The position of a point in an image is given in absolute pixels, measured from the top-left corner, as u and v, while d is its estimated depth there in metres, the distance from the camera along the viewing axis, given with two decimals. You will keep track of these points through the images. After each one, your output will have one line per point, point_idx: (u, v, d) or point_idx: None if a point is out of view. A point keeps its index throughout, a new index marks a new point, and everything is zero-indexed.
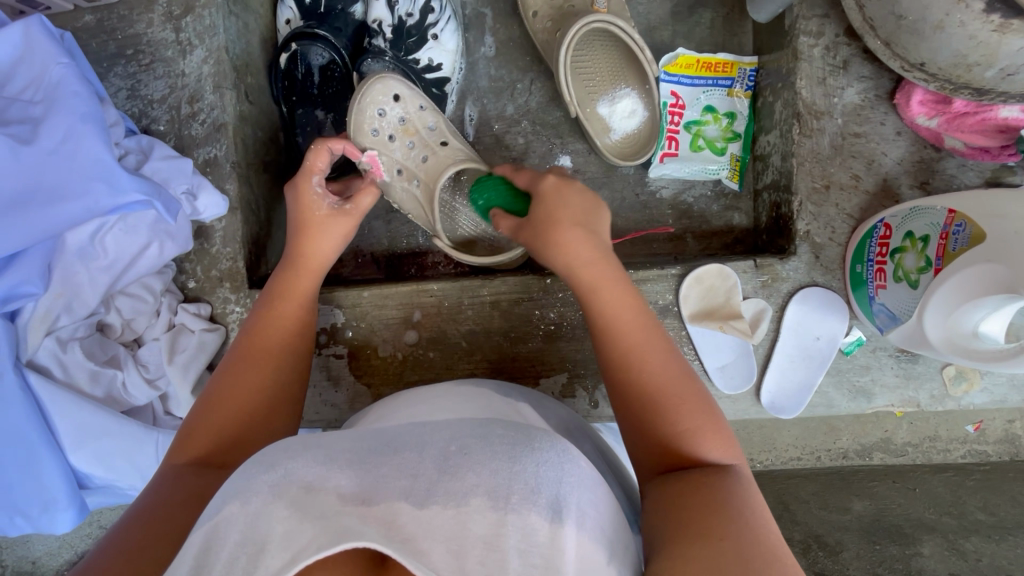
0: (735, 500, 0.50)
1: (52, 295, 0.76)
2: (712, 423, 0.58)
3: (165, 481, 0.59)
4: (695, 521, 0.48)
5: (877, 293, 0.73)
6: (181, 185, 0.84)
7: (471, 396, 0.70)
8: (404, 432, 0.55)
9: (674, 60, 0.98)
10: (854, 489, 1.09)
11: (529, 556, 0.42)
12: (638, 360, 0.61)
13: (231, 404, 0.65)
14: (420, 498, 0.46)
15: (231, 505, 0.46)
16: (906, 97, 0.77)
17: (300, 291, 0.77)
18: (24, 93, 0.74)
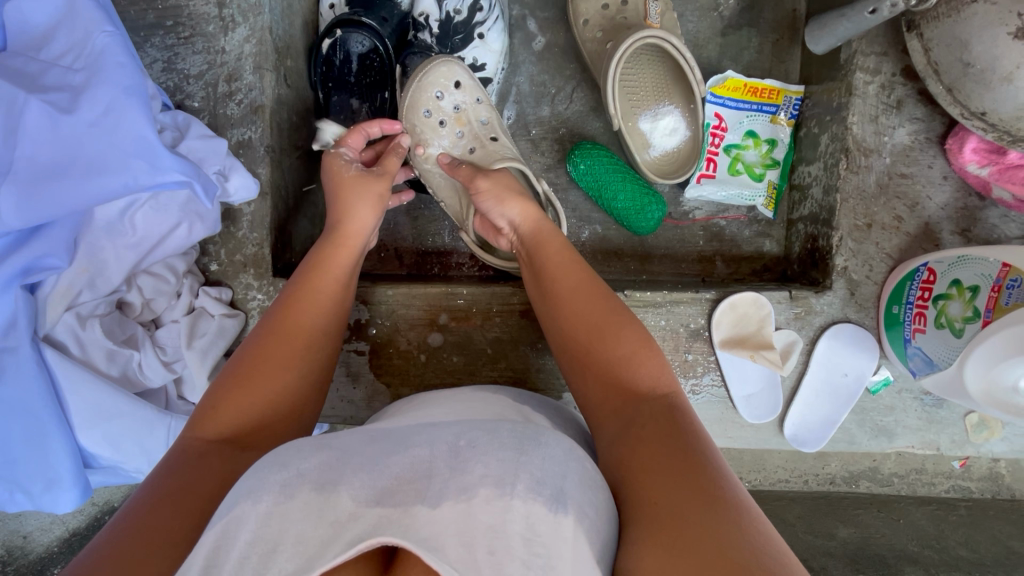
0: (690, 440, 0.54)
1: (76, 270, 0.74)
2: (659, 364, 0.62)
3: (178, 458, 0.55)
4: (653, 469, 0.51)
5: (914, 337, 0.73)
6: (214, 165, 0.81)
7: (485, 398, 0.67)
8: (413, 431, 0.52)
9: (722, 82, 0.97)
10: (839, 516, 1.05)
11: (534, 545, 0.41)
12: (573, 317, 0.67)
13: (256, 381, 0.62)
14: (433, 498, 0.43)
15: (243, 504, 0.44)
16: (959, 144, 0.77)
17: (338, 267, 0.73)
18: (64, 58, 0.71)
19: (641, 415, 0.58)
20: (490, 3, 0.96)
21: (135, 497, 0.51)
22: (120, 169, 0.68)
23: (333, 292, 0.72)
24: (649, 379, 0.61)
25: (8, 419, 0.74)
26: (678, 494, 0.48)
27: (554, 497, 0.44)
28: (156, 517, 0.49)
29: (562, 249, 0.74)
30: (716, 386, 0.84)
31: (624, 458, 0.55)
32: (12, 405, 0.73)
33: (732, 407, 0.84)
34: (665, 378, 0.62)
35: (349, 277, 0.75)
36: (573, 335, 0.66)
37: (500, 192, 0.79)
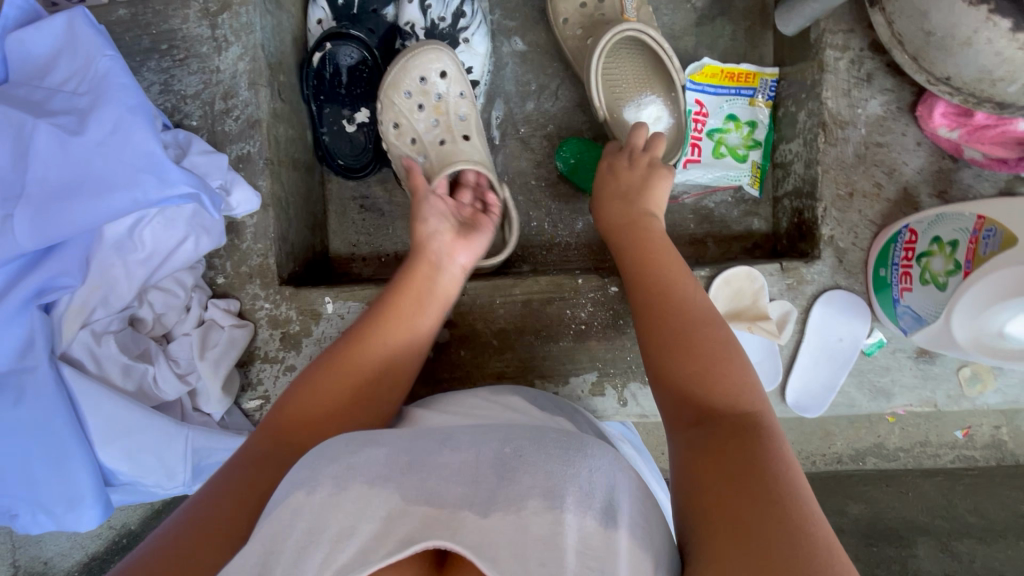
0: (771, 458, 0.48)
1: (89, 287, 0.76)
2: (745, 381, 0.57)
3: (248, 455, 0.57)
4: (722, 477, 0.48)
5: (902, 296, 0.76)
6: (216, 180, 0.84)
7: (512, 403, 0.69)
8: (457, 432, 0.53)
9: (700, 69, 1.01)
10: (848, 493, 1.09)
11: (587, 558, 0.40)
12: (659, 315, 0.64)
13: (331, 391, 0.63)
14: (482, 506, 0.44)
15: (297, 493, 0.46)
16: (929, 110, 0.81)
17: (419, 283, 0.73)
18: (66, 84, 0.74)
19: (716, 427, 0.53)
20: (473, 9, 1.00)
21: (202, 491, 0.54)
22: (130, 184, 0.71)
23: (410, 314, 0.70)
24: (732, 392, 0.56)
25: (28, 440, 0.75)
26: (738, 501, 0.45)
27: (605, 511, 0.44)
28: (214, 519, 0.50)
29: (655, 241, 0.74)
30: None
31: (692, 459, 0.51)
32: (32, 427, 0.75)
33: None
34: (748, 395, 0.56)
35: (434, 292, 0.73)
36: (656, 330, 0.63)
37: (641, 177, 0.82)
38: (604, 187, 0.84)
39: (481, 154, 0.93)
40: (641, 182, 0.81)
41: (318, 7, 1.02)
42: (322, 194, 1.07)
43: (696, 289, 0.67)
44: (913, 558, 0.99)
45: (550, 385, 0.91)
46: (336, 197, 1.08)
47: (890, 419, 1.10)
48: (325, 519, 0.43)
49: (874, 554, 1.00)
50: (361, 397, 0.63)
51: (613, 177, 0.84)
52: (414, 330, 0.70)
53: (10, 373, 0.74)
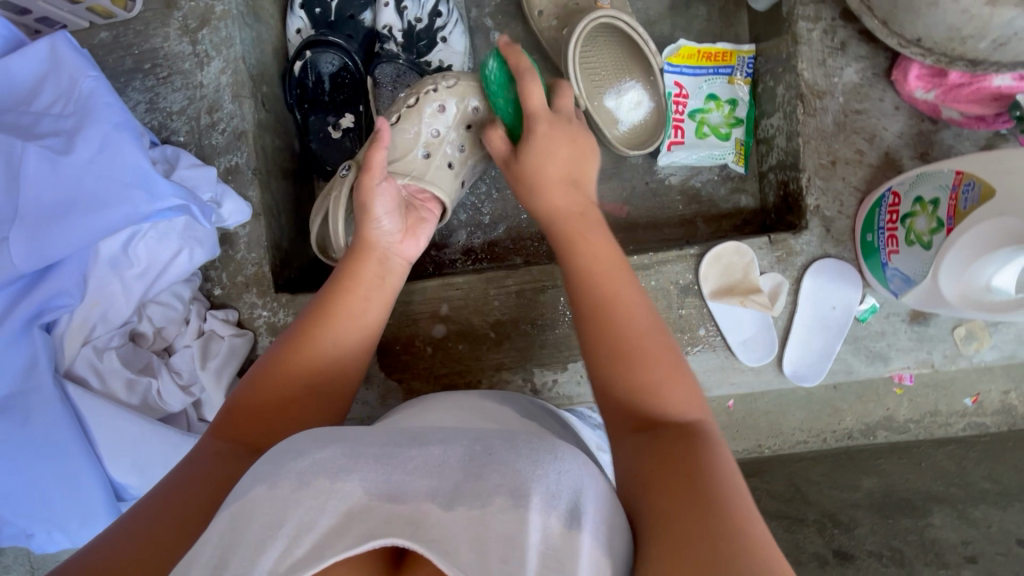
0: (716, 466, 0.51)
1: (88, 304, 0.78)
2: (688, 388, 0.60)
3: (200, 452, 0.58)
4: (675, 482, 0.50)
5: (890, 259, 0.77)
6: (206, 192, 0.85)
7: (490, 407, 0.70)
8: (429, 429, 0.54)
9: (677, 51, 1.02)
10: (861, 467, 1.04)
11: (548, 559, 0.41)
12: (612, 319, 0.64)
13: (277, 389, 0.63)
14: (446, 499, 0.45)
15: (258, 487, 0.46)
16: (903, 73, 0.81)
17: (363, 275, 0.74)
18: (52, 106, 0.75)
19: (663, 434, 0.55)
20: (449, 8, 1.01)
21: (157, 489, 0.54)
22: (121, 201, 0.72)
23: (357, 307, 0.71)
24: (677, 400, 0.58)
25: (40, 460, 0.76)
26: (694, 508, 0.47)
27: (570, 514, 0.44)
28: (171, 514, 0.50)
29: (595, 236, 0.74)
30: (713, 336, 0.87)
31: (645, 464, 0.53)
32: (43, 446, 0.76)
33: (731, 353, 0.87)
34: (690, 403, 0.59)
35: (380, 283, 0.75)
36: (610, 332, 0.64)
37: (575, 162, 0.81)
38: (535, 172, 0.80)
39: (452, 190, 0.92)
40: (575, 168, 0.81)
41: (296, 17, 1.03)
42: (313, 202, 1.08)
43: (638, 291, 0.69)
44: (928, 525, 0.91)
45: (549, 372, 0.91)
46: None
47: (898, 391, 1.09)
48: (287, 514, 0.43)
49: (888, 524, 0.91)
50: (309, 395, 0.64)
51: (547, 157, 0.80)
52: (361, 321, 0.71)
53: (14, 395, 0.75)
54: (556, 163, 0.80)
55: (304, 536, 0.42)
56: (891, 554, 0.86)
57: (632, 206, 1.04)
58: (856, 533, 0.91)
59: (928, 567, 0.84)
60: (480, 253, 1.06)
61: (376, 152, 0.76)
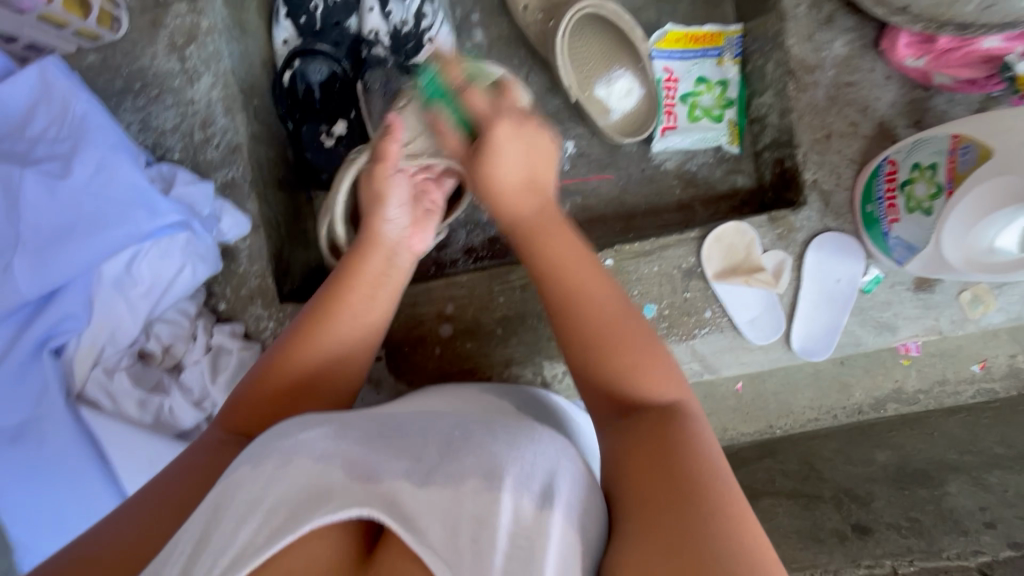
0: (694, 447, 0.51)
1: (95, 327, 0.77)
2: (666, 370, 0.60)
3: (195, 452, 0.60)
4: (650, 466, 0.51)
5: (891, 228, 0.77)
6: (206, 209, 0.86)
7: (485, 400, 0.73)
8: (409, 420, 0.58)
9: (664, 37, 1.02)
10: (875, 442, 1.04)
11: (517, 538, 0.44)
12: (581, 306, 0.65)
13: (269, 388, 0.64)
14: (422, 478, 0.48)
15: (241, 467, 0.49)
16: (892, 42, 0.81)
17: (364, 272, 0.72)
18: (47, 132, 0.76)
19: (643, 418, 0.56)
20: (434, 9, 1.02)
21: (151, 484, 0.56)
22: (121, 220, 0.74)
23: (358, 306, 0.70)
24: (654, 383, 0.59)
25: (57, 483, 0.76)
26: (668, 492, 0.48)
27: (543, 495, 0.47)
28: (159, 510, 0.53)
29: (562, 235, 0.72)
30: (719, 317, 0.87)
31: (626, 451, 0.54)
32: (59, 470, 0.76)
33: (739, 333, 0.87)
34: (669, 384, 0.59)
35: (382, 279, 0.73)
36: (585, 321, 0.64)
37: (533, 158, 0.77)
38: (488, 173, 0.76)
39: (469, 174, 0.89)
40: (532, 166, 0.77)
41: (282, 27, 1.03)
42: (311, 212, 1.08)
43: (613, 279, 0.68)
44: (945, 495, 0.90)
45: (558, 364, 0.91)
46: None
47: (905, 362, 1.11)
48: (269, 488, 0.46)
49: (905, 496, 0.91)
50: (300, 396, 0.65)
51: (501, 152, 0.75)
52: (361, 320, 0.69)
53: (29, 421, 0.75)
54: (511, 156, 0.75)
55: (279, 512, 0.44)
56: (909, 524, 0.86)
57: (629, 194, 1.05)
58: (873, 506, 0.90)
59: (948, 536, 0.83)
60: (481, 250, 1.07)
61: (389, 144, 0.77)
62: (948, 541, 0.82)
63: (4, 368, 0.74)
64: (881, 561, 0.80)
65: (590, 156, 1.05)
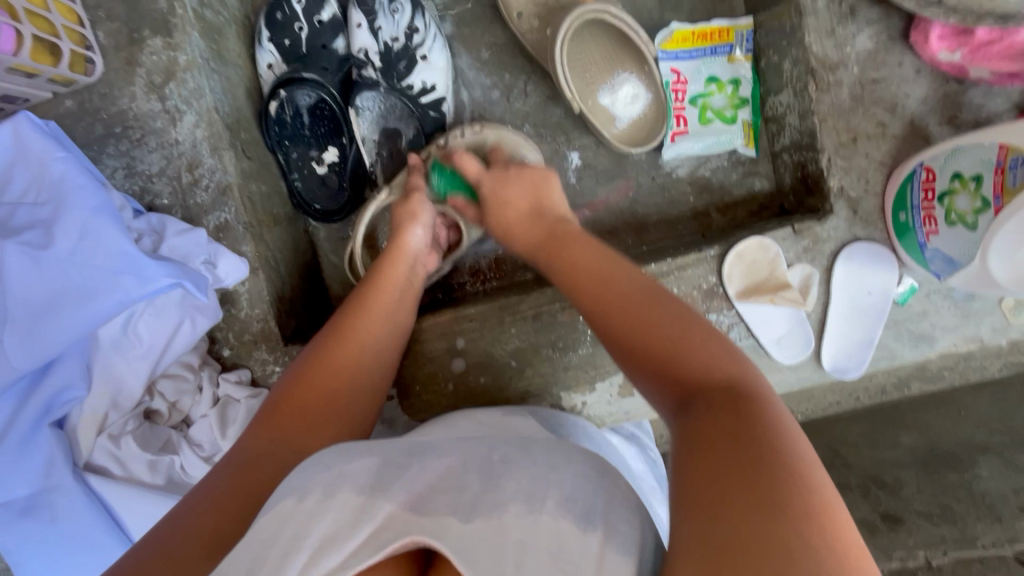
0: (763, 426, 0.44)
1: (97, 393, 0.75)
2: (716, 349, 0.53)
3: (241, 453, 0.57)
4: (717, 446, 0.42)
5: (929, 240, 0.72)
6: (200, 256, 0.82)
7: (502, 422, 0.72)
8: (431, 444, 0.56)
9: (670, 37, 0.95)
10: (899, 423, 0.99)
11: (560, 559, 0.41)
12: (620, 307, 0.60)
13: (322, 386, 0.65)
14: (465, 512, 0.45)
15: (281, 502, 0.45)
16: (923, 35, 0.75)
17: (395, 277, 0.77)
18: (26, 195, 0.72)
19: (699, 403, 0.48)
20: (425, 23, 0.96)
21: (179, 507, 0.52)
22: (111, 287, 0.70)
23: (392, 313, 0.75)
24: (705, 363, 0.52)
25: (78, 553, 0.74)
26: (737, 473, 0.40)
27: (583, 514, 0.45)
28: (193, 533, 0.48)
29: (580, 245, 0.70)
30: (744, 338, 0.83)
31: (685, 435, 0.46)
32: (77, 541, 0.74)
33: (765, 353, 0.82)
34: (722, 364, 0.52)
35: (408, 289, 0.79)
36: (617, 321, 0.60)
37: (532, 189, 0.80)
38: (499, 219, 0.80)
39: (471, 217, 0.91)
40: (535, 198, 0.79)
41: (265, 51, 0.98)
42: (310, 243, 1.04)
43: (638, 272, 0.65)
44: (976, 479, 0.89)
45: (577, 394, 0.88)
46: (325, 242, 1.06)
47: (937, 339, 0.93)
48: (311, 524, 0.43)
49: (935, 483, 0.90)
50: (349, 393, 0.66)
51: (502, 197, 0.81)
52: (388, 323, 0.74)
53: (37, 493, 0.73)
54: (517, 190, 0.80)
55: (331, 549, 0.41)
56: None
57: (640, 205, 0.99)
58: (903, 494, 0.90)
59: (981, 522, 0.85)
60: (487, 272, 1.02)
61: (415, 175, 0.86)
62: (982, 528, 0.84)
63: (5, 446, 0.71)
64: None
65: (597, 167, 0.99)
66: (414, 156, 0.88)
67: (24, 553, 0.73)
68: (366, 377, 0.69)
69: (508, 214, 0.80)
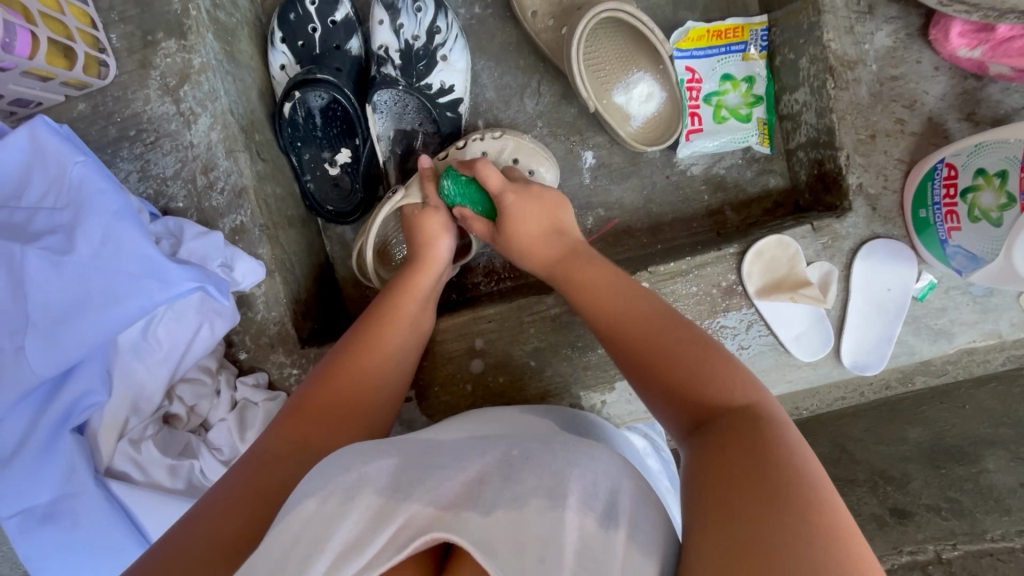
0: (773, 449, 0.44)
1: (118, 398, 0.75)
2: (731, 370, 0.54)
3: (258, 453, 0.57)
4: (738, 476, 0.42)
5: (951, 236, 0.72)
6: (217, 259, 0.81)
7: (518, 421, 0.71)
8: (453, 446, 0.56)
9: (685, 35, 0.95)
10: (906, 417, 0.95)
11: (584, 557, 0.41)
12: (636, 325, 0.62)
13: (344, 392, 0.64)
14: (486, 506, 0.45)
15: (304, 503, 0.45)
16: (944, 31, 0.76)
17: (420, 288, 0.77)
18: (45, 199, 0.72)
19: (720, 425, 0.49)
20: (448, 23, 0.96)
21: (197, 506, 0.52)
22: (133, 292, 0.69)
23: (414, 323, 0.75)
24: (724, 384, 0.53)
25: (99, 560, 0.73)
26: (744, 491, 0.41)
27: (605, 513, 0.45)
28: (212, 533, 0.48)
29: (594, 267, 0.71)
30: (763, 335, 0.83)
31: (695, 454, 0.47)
32: (97, 548, 0.73)
33: (785, 350, 0.82)
34: (737, 385, 0.53)
35: (430, 299, 0.79)
36: (630, 333, 0.62)
37: (549, 215, 0.77)
38: (516, 240, 0.77)
39: None
40: (553, 218, 0.78)
41: (278, 52, 0.97)
42: (322, 244, 1.04)
43: (654, 294, 0.66)
44: (984, 471, 0.89)
45: (596, 393, 0.88)
46: (337, 244, 1.05)
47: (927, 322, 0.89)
48: (333, 528, 0.42)
49: (942, 476, 0.90)
50: (367, 402, 0.65)
51: (521, 220, 0.77)
52: (409, 334, 0.73)
53: (58, 500, 0.72)
54: (532, 224, 0.77)
55: (354, 553, 0.41)
56: (949, 505, 0.88)
57: (654, 203, 0.99)
58: (910, 488, 0.90)
59: (990, 516, 0.85)
60: (502, 272, 1.02)
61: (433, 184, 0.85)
62: (991, 522, 0.85)
63: (27, 454, 0.70)
64: (924, 547, 0.85)
65: (612, 166, 0.99)
66: (424, 160, 0.85)
67: (47, 560, 0.73)
68: (385, 387, 0.68)
69: (524, 232, 0.77)
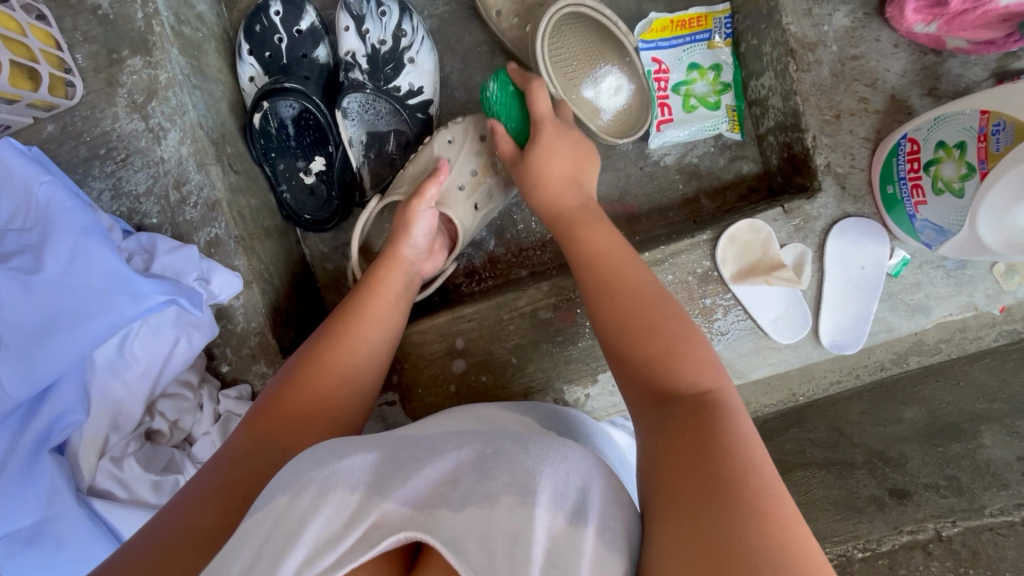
0: (731, 437, 0.45)
1: (96, 416, 0.74)
2: (700, 356, 0.55)
3: (230, 450, 0.57)
4: (679, 467, 0.44)
5: (918, 210, 0.72)
6: (192, 273, 0.82)
7: (496, 417, 0.71)
8: (431, 442, 0.56)
9: (649, 26, 0.95)
10: (900, 398, 0.97)
11: (553, 556, 0.41)
12: (611, 303, 0.62)
13: (314, 390, 0.64)
14: (459, 502, 0.45)
15: (277, 501, 0.44)
16: (899, 9, 0.77)
17: (391, 283, 0.77)
18: (13, 222, 0.72)
19: (677, 407, 0.50)
20: (413, 26, 0.97)
21: (169, 504, 0.52)
22: (104, 309, 0.69)
23: (388, 318, 0.75)
24: (688, 367, 0.53)
25: None
26: (703, 482, 0.42)
27: (575, 511, 0.44)
28: (183, 528, 0.48)
29: (601, 229, 0.72)
30: (742, 319, 0.83)
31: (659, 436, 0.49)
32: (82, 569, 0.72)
33: (764, 334, 0.83)
34: (705, 371, 0.53)
35: (405, 293, 0.79)
36: (607, 302, 0.63)
37: (578, 157, 0.80)
38: (538, 171, 0.80)
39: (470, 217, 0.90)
40: (576, 168, 0.80)
41: (246, 64, 0.98)
42: (302, 254, 1.04)
43: (643, 270, 0.66)
44: (979, 447, 0.87)
45: (579, 387, 0.88)
46: (317, 253, 1.05)
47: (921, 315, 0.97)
48: (307, 521, 0.42)
49: (939, 454, 0.88)
50: (340, 397, 0.65)
51: (552, 149, 0.80)
52: (384, 329, 0.73)
53: (41, 522, 0.71)
54: (560, 164, 0.79)
55: (326, 549, 0.41)
56: (948, 483, 0.84)
57: (630, 195, 0.99)
58: (908, 468, 0.87)
59: (988, 491, 0.82)
60: (482, 271, 1.02)
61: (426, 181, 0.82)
62: (990, 497, 0.81)
63: (6, 477, 0.70)
64: (924, 526, 0.80)
65: None
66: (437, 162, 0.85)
67: None
68: (359, 381, 0.68)
69: (549, 172, 0.79)
